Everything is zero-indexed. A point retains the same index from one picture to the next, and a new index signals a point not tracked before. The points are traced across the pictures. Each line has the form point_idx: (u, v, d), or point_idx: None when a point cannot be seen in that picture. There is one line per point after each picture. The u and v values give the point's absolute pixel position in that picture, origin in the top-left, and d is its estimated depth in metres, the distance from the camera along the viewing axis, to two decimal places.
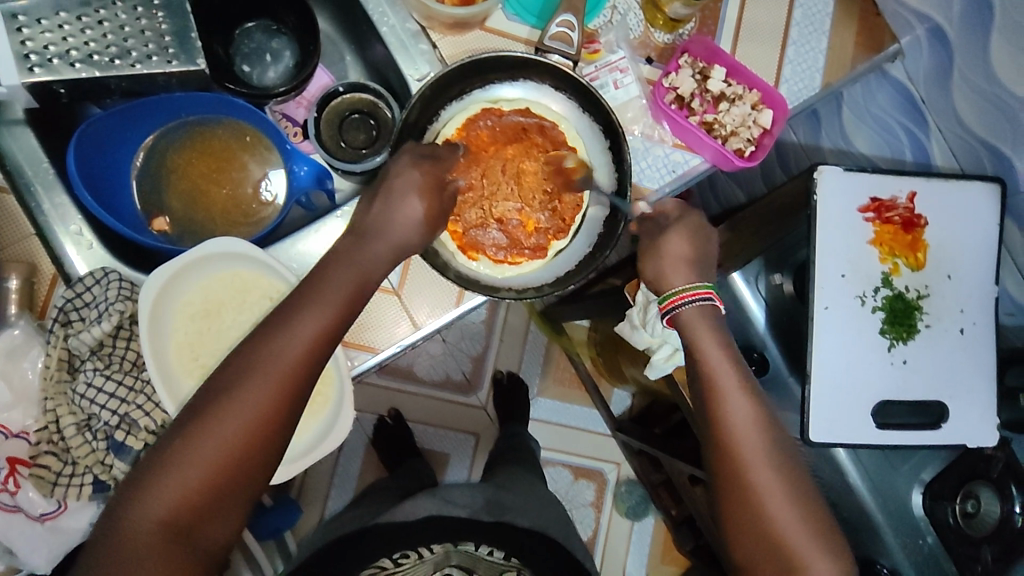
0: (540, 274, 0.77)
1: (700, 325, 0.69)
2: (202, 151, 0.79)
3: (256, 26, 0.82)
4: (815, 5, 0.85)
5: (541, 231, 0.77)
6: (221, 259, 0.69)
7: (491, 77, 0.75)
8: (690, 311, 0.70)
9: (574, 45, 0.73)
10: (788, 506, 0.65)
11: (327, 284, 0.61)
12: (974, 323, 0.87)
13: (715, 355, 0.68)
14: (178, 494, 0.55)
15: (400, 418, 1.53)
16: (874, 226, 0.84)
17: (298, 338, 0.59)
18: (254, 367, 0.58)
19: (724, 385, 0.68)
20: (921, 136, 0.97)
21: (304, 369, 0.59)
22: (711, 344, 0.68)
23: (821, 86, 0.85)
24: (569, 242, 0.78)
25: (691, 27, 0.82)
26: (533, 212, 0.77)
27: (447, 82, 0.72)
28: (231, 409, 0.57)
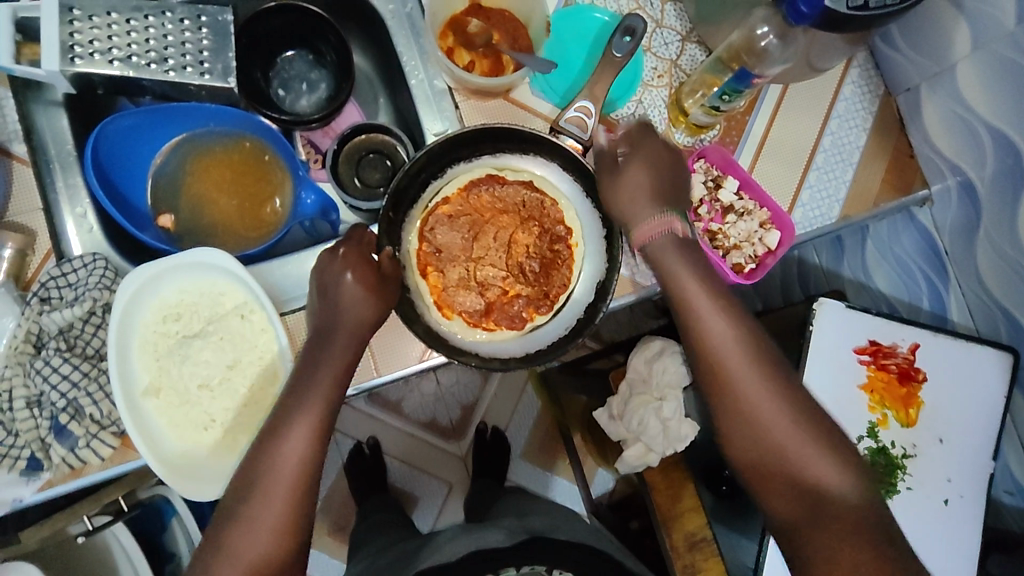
0: (511, 345, 0.76)
1: (669, 255, 0.65)
2: (221, 161, 0.82)
3: (296, 55, 0.86)
4: (846, 135, 0.84)
5: (522, 303, 0.76)
6: (204, 269, 0.71)
7: (500, 146, 0.76)
8: (659, 240, 0.66)
9: (587, 132, 0.74)
10: (784, 422, 0.62)
11: (304, 406, 0.63)
12: (960, 496, 0.80)
13: (710, 318, 0.64)
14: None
15: (377, 449, 1.51)
16: (868, 370, 0.80)
17: (289, 458, 0.62)
18: (260, 498, 0.61)
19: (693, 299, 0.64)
20: (941, 287, 0.93)
21: (305, 479, 0.63)
22: (696, 291, 0.64)
23: (838, 216, 0.83)
24: (548, 320, 0.76)
25: (714, 134, 0.82)
26: (517, 283, 0.76)
27: (454, 145, 0.74)
28: (249, 518, 0.61)
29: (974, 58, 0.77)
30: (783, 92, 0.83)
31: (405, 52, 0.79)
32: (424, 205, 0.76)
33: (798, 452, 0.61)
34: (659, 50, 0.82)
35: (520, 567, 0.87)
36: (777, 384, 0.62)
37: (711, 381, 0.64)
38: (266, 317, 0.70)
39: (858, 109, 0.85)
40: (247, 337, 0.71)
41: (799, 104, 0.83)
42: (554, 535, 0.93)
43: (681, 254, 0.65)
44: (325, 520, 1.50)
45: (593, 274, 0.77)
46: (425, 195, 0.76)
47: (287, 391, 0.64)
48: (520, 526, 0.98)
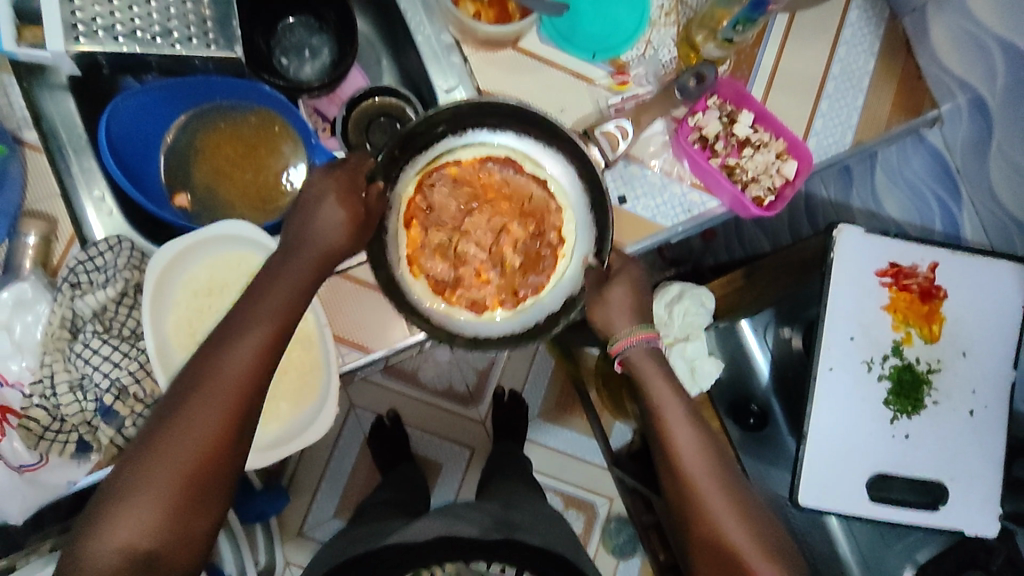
0: (455, 322, 0.74)
1: (651, 368, 0.70)
2: (229, 135, 0.81)
3: (297, 22, 0.85)
4: (855, 61, 0.84)
5: (488, 287, 0.75)
6: (228, 242, 0.70)
7: (528, 130, 0.75)
8: (636, 353, 0.70)
9: (616, 150, 0.76)
10: (735, 520, 0.68)
11: (249, 331, 0.60)
12: (985, 406, 0.82)
13: (682, 431, 0.70)
14: (147, 513, 0.56)
15: (397, 421, 1.53)
16: (889, 291, 0.81)
17: (223, 385, 0.59)
18: (199, 397, 0.58)
19: (671, 419, 0.69)
20: (953, 207, 0.97)
21: (248, 384, 0.60)
22: (673, 407, 0.70)
23: (851, 143, 0.84)
24: (507, 315, 0.75)
25: (724, 69, 0.82)
26: (489, 268, 0.75)
27: (490, 110, 0.73)
28: (185, 420, 0.58)
29: None
30: (791, 20, 0.83)
31: (409, 9, 0.79)
32: (438, 153, 0.75)
33: (751, 556, 0.67)
34: None
35: (489, 562, 0.91)
36: (725, 484, 0.69)
37: (680, 488, 0.70)
38: None
39: (865, 34, 0.84)
40: None
41: (807, 32, 0.83)
42: (526, 539, 0.96)
43: (659, 370, 0.70)
44: (351, 494, 1.51)
45: (566, 287, 0.76)
46: (445, 142, 0.75)
47: (235, 314, 0.62)
48: (490, 522, 1.02)
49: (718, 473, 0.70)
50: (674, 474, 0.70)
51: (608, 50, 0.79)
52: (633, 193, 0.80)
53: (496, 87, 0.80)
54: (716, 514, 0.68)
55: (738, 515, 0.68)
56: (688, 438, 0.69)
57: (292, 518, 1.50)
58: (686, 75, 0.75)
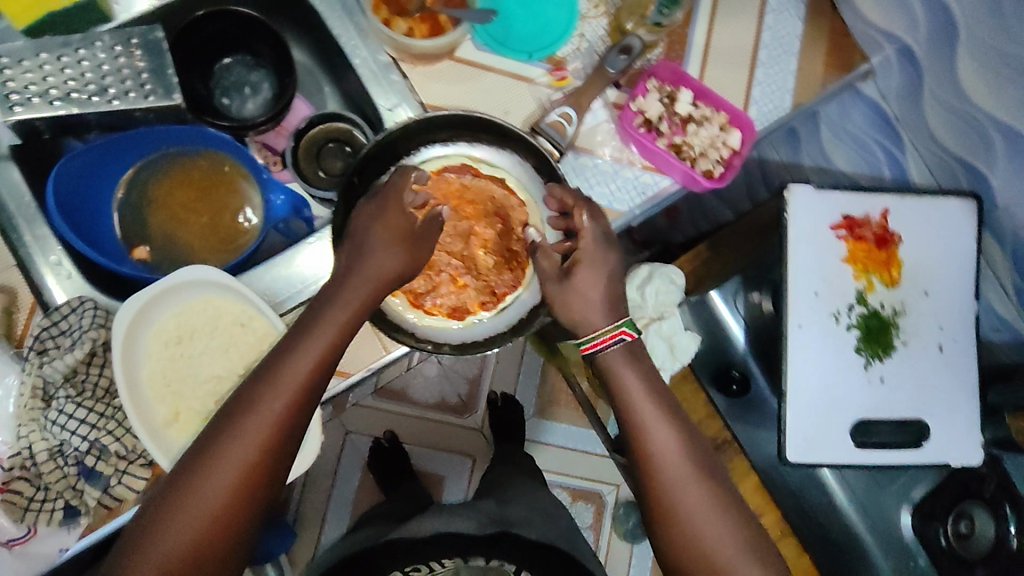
0: (444, 331, 0.75)
1: (621, 367, 0.69)
2: (180, 181, 0.81)
3: (234, 61, 0.85)
4: (784, 27, 0.87)
5: (467, 293, 0.76)
6: (194, 287, 0.69)
7: (479, 136, 0.77)
8: (610, 353, 0.69)
9: (566, 136, 0.76)
10: (717, 526, 0.68)
11: (283, 376, 0.62)
12: (953, 340, 0.85)
13: (658, 428, 0.69)
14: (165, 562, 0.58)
15: (394, 440, 1.52)
16: (847, 244, 0.83)
17: (250, 437, 0.60)
18: (228, 448, 0.60)
19: (643, 412, 0.69)
20: (898, 152, 0.98)
21: (272, 438, 0.61)
22: (644, 403, 0.69)
23: (791, 106, 0.87)
24: (492, 316, 0.76)
25: (658, 52, 0.85)
26: (466, 274, 0.76)
27: (436, 124, 0.74)
28: (210, 474, 0.60)
29: None
30: None
31: (342, 34, 0.79)
32: (396, 175, 0.76)
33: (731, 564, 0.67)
34: None
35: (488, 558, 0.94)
36: (707, 490, 0.69)
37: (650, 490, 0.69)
38: (268, 321, 0.69)
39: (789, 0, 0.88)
40: (251, 347, 0.70)
41: (731, 9, 0.87)
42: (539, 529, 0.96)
43: (631, 367, 0.69)
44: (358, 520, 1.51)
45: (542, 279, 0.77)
46: (398, 166, 0.76)
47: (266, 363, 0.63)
48: (490, 515, 1.02)
49: (696, 470, 0.69)
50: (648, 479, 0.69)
51: (545, 48, 0.81)
52: (586, 182, 0.82)
53: (439, 98, 0.81)
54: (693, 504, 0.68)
55: (717, 514, 0.68)
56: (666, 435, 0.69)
57: (303, 554, 1.49)
58: (611, 49, 0.75)
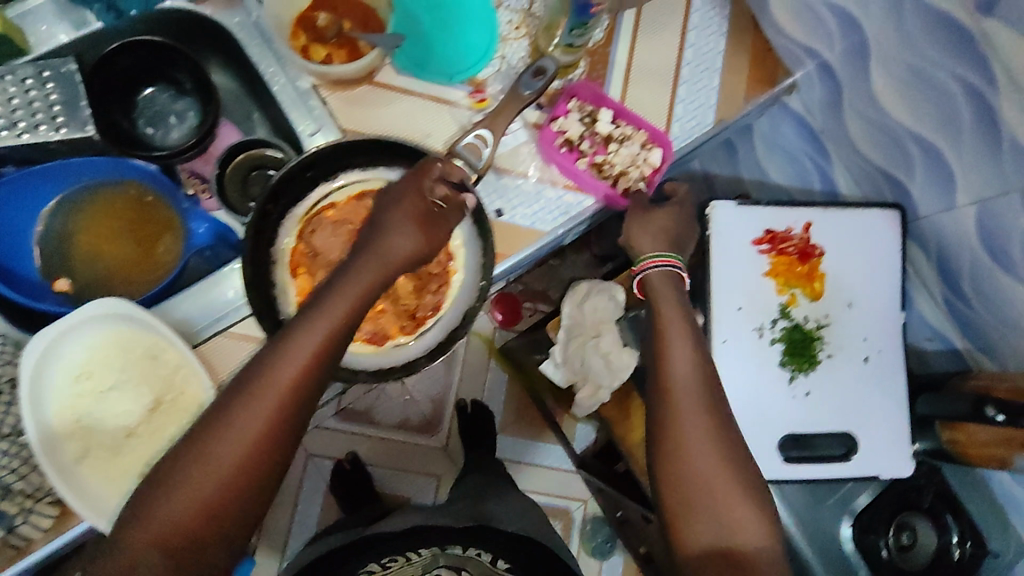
0: (362, 358, 0.75)
1: (664, 291, 0.77)
2: (100, 213, 0.81)
3: (156, 91, 0.85)
4: (707, 43, 0.88)
5: (386, 317, 0.76)
6: (104, 320, 0.69)
7: (396, 160, 0.76)
8: (656, 275, 0.79)
9: (482, 158, 0.76)
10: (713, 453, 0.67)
11: (308, 327, 0.62)
12: (879, 351, 0.85)
13: (680, 351, 0.72)
14: (195, 497, 0.59)
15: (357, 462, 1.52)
16: (769, 258, 0.84)
17: (276, 381, 0.61)
18: (250, 393, 0.61)
19: (670, 336, 0.73)
20: (826, 164, 0.97)
21: (293, 388, 0.61)
22: (675, 328, 0.74)
23: (714, 122, 0.87)
24: (411, 340, 0.76)
25: (580, 72, 0.86)
26: (384, 299, 0.77)
27: (349, 149, 0.74)
28: (234, 418, 0.60)
29: None
30: (639, 15, 0.86)
31: (262, 61, 0.81)
32: (313, 201, 0.76)
33: (725, 491, 0.66)
34: (510, 3, 0.84)
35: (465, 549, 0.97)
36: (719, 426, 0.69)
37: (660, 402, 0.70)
38: (178, 352, 0.69)
39: (713, 17, 0.88)
40: (160, 378, 0.70)
41: (653, 25, 0.87)
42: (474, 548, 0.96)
43: (673, 295, 0.78)
44: None
45: (462, 302, 0.77)
46: (316, 192, 0.76)
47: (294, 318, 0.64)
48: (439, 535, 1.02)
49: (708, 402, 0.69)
50: (663, 396, 0.71)
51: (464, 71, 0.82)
52: (508, 204, 0.82)
53: (358, 123, 0.81)
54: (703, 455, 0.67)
55: (720, 447, 0.67)
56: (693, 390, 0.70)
57: None
58: (525, 72, 0.76)
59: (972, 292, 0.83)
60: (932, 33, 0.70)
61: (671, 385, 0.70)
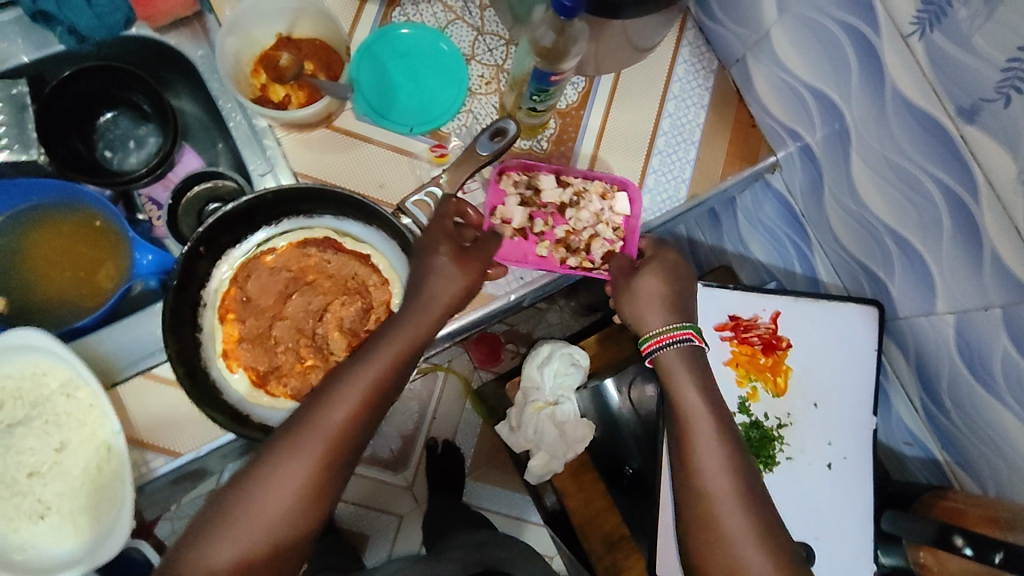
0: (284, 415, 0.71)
1: (679, 373, 0.68)
2: (46, 233, 0.79)
3: (117, 114, 0.84)
4: (685, 115, 0.86)
5: (315, 372, 0.72)
6: (21, 351, 0.66)
7: (343, 211, 0.74)
8: (670, 353, 0.69)
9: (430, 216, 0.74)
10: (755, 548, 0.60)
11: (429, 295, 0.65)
12: (844, 458, 0.79)
13: (708, 445, 0.64)
14: (318, 441, 0.59)
15: None
16: (731, 346, 0.79)
17: (400, 338, 0.63)
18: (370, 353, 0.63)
19: (696, 431, 0.65)
20: (806, 250, 0.91)
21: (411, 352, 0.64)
22: (699, 416, 0.66)
23: (686, 197, 0.85)
24: None
25: (551, 132, 0.84)
26: (313, 355, 0.72)
27: (291, 196, 0.72)
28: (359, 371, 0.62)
29: (783, 22, 0.77)
30: (616, 81, 0.85)
31: (222, 99, 0.79)
32: (253, 246, 0.74)
33: None
34: (483, 57, 0.83)
35: None
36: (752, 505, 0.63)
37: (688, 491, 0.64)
38: (92, 394, 0.65)
39: (693, 88, 0.87)
40: (69, 415, 0.67)
41: (630, 91, 0.85)
42: None
43: (693, 375, 0.68)
44: None
45: None
46: (254, 237, 0.74)
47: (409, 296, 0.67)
48: None
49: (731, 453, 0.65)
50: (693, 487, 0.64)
51: (427, 122, 0.79)
52: None
53: (312, 168, 0.78)
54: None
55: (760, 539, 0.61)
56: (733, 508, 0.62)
57: None
58: (483, 132, 0.74)
59: (951, 402, 0.77)
60: (915, 132, 0.66)
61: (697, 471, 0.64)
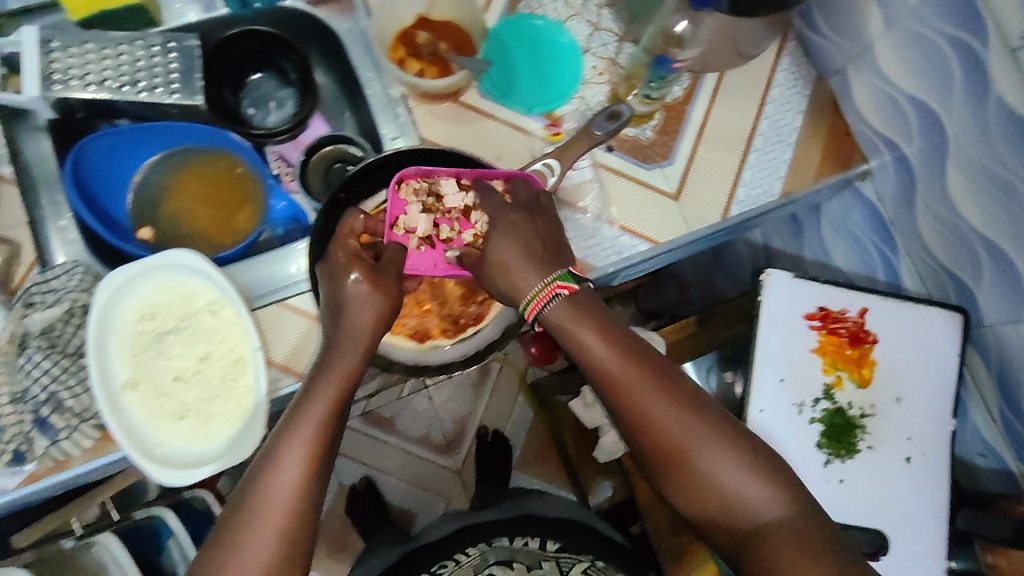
0: (405, 351, 0.78)
1: (567, 321, 0.69)
2: (195, 175, 0.88)
3: (263, 77, 0.93)
4: (782, 118, 0.91)
5: (431, 316, 0.80)
6: (177, 269, 0.74)
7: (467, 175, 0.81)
8: (554, 309, 0.69)
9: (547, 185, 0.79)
10: (721, 454, 0.67)
11: (358, 314, 0.68)
12: (923, 454, 0.82)
13: (641, 384, 0.67)
14: (298, 463, 0.64)
15: (370, 485, 1.55)
16: (818, 334, 0.83)
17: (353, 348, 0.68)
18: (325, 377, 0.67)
19: (631, 377, 0.67)
20: (891, 257, 0.95)
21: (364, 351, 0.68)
22: (620, 360, 0.68)
23: (779, 194, 0.89)
24: (450, 343, 0.80)
25: (656, 121, 0.88)
26: (430, 300, 0.80)
27: (422, 156, 0.80)
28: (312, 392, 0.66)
29: (888, 36, 0.82)
30: (719, 80, 0.90)
31: (362, 67, 0.87)
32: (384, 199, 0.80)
33: (746, 483, 0.66)
34: (597, 50, 0.89)
35: (513, 537, 1.00)
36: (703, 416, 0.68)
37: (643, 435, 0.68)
38: (236, 311, 0.73)
39: (793, 94, 0.92)
40: (215, 330, 0.74)
41: (733, 91, 0.90)
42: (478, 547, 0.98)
43: (602, 316, 0.70)
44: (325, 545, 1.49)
45: (503, 318, 0.79)
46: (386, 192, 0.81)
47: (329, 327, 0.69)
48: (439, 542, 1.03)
49: (676, 396, 0.68)
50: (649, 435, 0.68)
51: (544, 104, 0.86)
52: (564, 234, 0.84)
53: (438, 135, 0.85)
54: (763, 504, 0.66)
55: (718, 441, 0.67)
56: (704, 441, 0.66)
57: None
58: (600, 114, 0.79)
59: None
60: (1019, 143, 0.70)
61: (647, 418, 0.67)
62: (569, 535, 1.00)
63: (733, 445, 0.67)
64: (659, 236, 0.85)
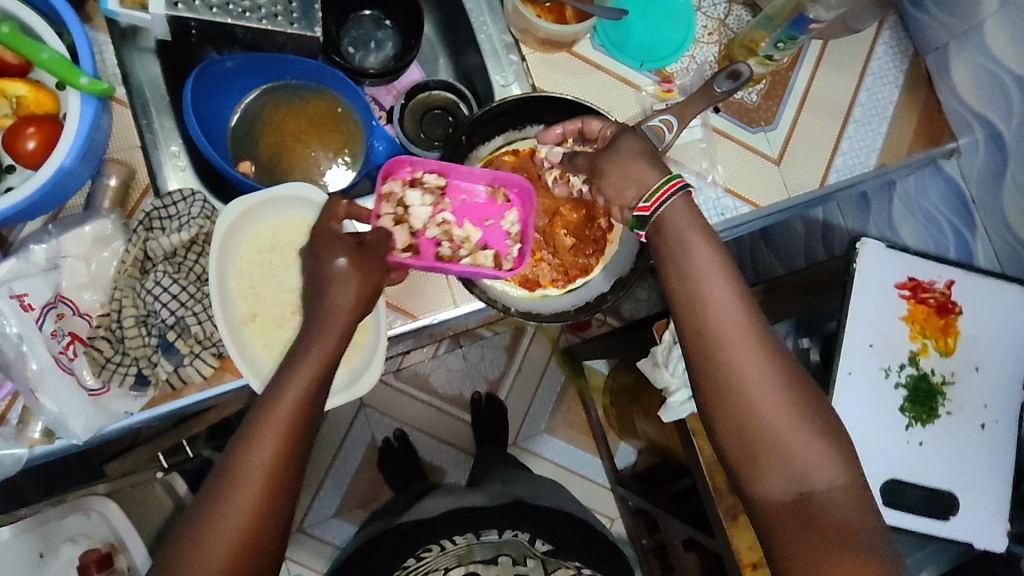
0: (518, 298, 0.79)
1: (684, 221, 0.62)
2: (301, 112, 0.86)
3: (370, 16, 0.93)
4: (880, 92, 0.92)
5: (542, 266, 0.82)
6: (295, 203, 0.73)
7: None
8: (676, 204, 0.63)
9: (664, 142, 0.79)
10: (796, 422, 0.58)
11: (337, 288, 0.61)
12: (996, 421, 0.86)
13: (727, 315, 0.60)
14: (270, 450, 0.56)
15: (405, 441, 1.47)
16: (908, 303, 0.86)
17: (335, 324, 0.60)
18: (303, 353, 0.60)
19: (720, 303, 0.60)
20: (967, 234, 1.00)
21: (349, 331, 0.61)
22: (719, 282, 0.61)
23: (874, 165, 0.90)
24: (560, 293, 0.81)
25: (760, 87, 0.89)
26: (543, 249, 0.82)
27: (539, 106, 0.79)
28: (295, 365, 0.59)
29: (1000, 15, 0.85)
30: (824, 48, 0.91)
31: (474, 10, 0.86)
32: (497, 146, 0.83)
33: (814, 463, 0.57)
34: (708, 10, 0.89)
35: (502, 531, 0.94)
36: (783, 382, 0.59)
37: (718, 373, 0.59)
38: None
39: (890, 68, 0.93)
40: None
41: (836, 60, 0.91)
42: (536, 501, 0.98)
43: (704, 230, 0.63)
44: (357, 497, 1.46)
45: (614, 269, 0.80)
46: (498, 139, 0.82)
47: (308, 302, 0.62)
48: (500, 494, 1.03)
49: (766, 349, 0.59)
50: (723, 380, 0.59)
51: (656, 61, 0.86)
52: None
53: (550, 84, 0.85)
54: (830, 478, 0.57)
55: (799, 410, 0.58)
56: (782, 407, 0.58)
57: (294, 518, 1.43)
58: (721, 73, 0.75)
59: None
60: None
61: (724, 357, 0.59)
62: (560, 526, 0.95)
63: (812, 422, 0.58)
64: (760, 199, 0.87)
